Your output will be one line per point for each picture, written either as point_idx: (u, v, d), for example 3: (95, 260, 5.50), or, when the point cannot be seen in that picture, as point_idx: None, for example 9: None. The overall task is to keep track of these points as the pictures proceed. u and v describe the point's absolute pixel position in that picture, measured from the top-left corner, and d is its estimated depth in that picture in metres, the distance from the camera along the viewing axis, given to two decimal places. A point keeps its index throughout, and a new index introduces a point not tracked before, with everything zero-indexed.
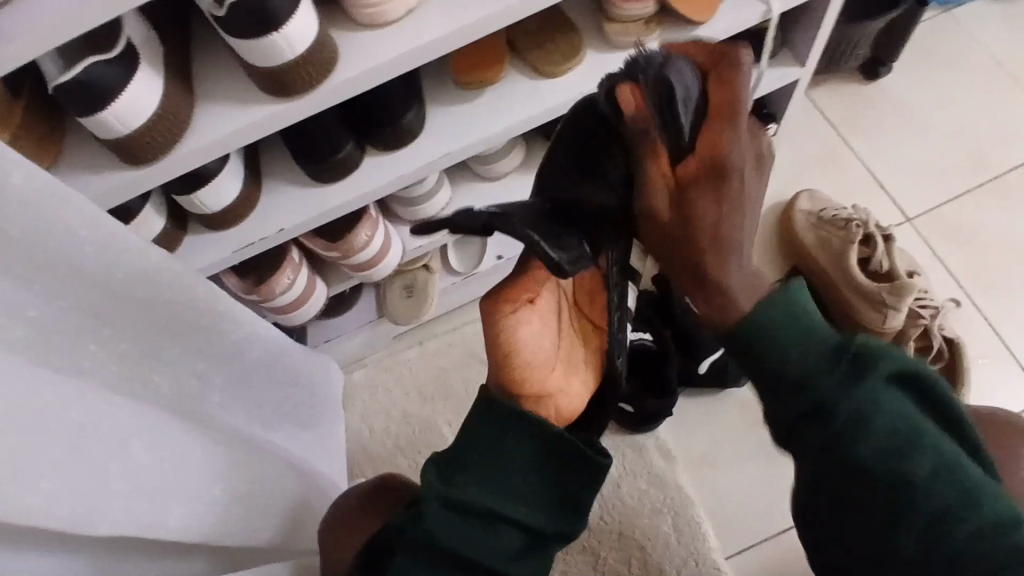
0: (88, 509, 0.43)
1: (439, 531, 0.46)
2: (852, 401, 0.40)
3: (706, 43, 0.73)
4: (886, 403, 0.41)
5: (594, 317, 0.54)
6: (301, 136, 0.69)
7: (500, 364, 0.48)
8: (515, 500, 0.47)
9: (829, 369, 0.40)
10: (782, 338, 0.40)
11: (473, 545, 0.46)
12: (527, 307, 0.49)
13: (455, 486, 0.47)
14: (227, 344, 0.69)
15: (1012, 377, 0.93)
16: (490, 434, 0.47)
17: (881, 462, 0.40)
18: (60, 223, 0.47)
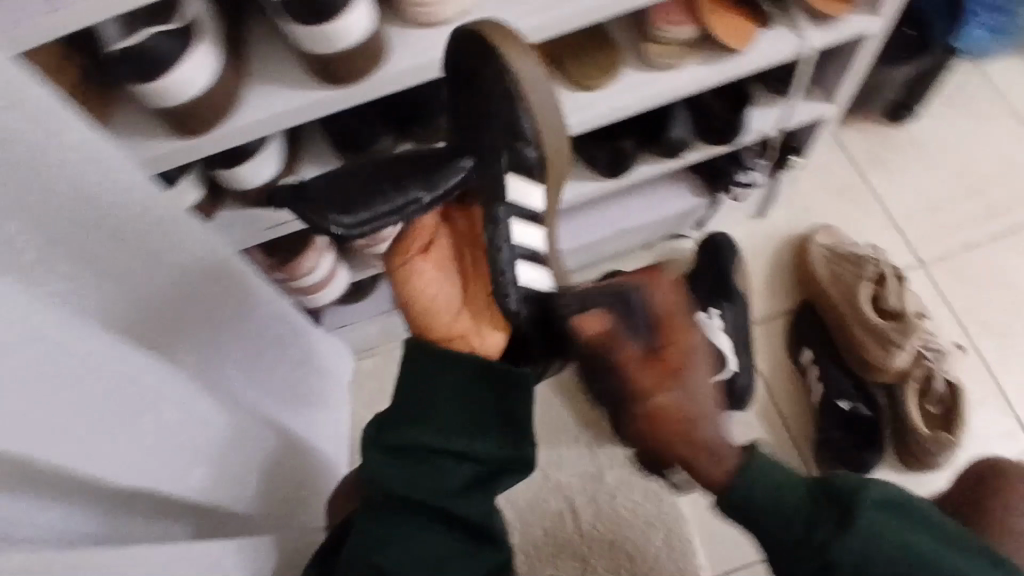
0: (115, 461, 0.45)
1: (386, 477, 0.52)
2: (852, 526, 0.49)
3: (740, 73, 0.75)
4: (884, 528, 0.49)
5: (684, 353, 0.53)
6: (341, 124, 0.71)
7: (411, 318, 0.56)
8: (448, 438, 0.53)
9: (823, 522, 0.50)
10: (765, 492, 0.51)
11: (414, 485, 0.52)
12: (413, 260, 0.55)
13: (394, 436, 0.53)
14: (251, 319, 0.71)
15: (1010, 427, 0.94)
16: (420, 388, 0.54)
17: (871, 521, 0.49)
18: (111, 185, 0.50)
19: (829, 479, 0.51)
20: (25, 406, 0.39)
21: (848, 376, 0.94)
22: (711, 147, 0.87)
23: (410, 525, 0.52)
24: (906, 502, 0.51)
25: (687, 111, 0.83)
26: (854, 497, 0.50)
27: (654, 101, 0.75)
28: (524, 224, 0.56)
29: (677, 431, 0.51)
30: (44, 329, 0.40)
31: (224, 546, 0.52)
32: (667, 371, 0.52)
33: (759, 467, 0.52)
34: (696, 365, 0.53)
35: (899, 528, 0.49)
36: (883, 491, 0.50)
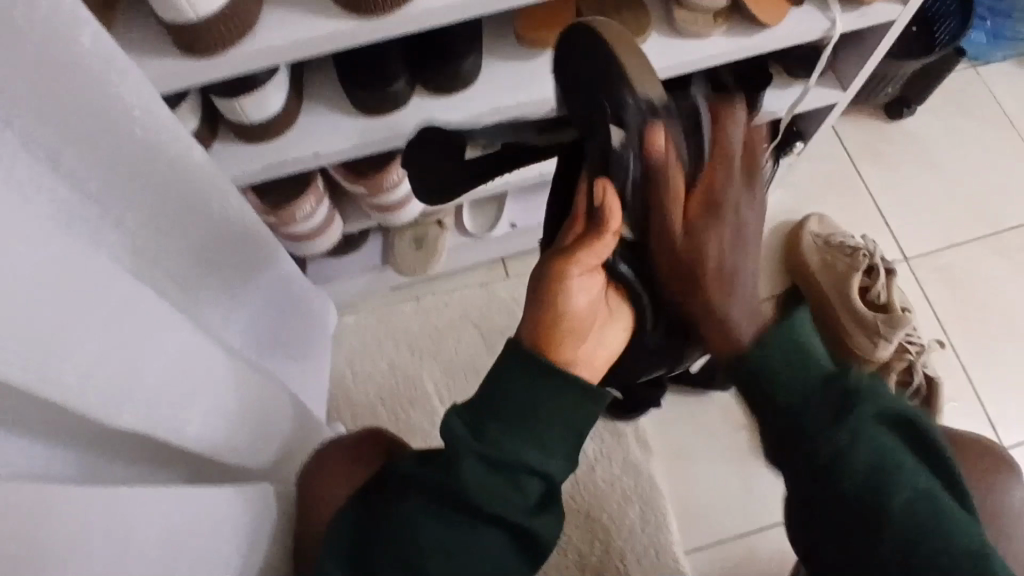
0: (118, 394, 0.41)
1: (476, 492, 0.42)
2: (856, 455, 0.36)
3: (765, 49, 0.74)
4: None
5: (723, 180, 0.43)
6: (357, 63, 0.67)
7: (535, 333, 0.44)
8: (545, 451, 0.43)
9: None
10: (794, 389, 0.38)
11: (502, 502, 0.43)
12: (578, 260, 0.43)
13: (489, 440, 0.43)
14: (245, 262, 0.67)
15: (977, 422, 0.97)
16: (525, 381, 0.43)
17: (928, 482, 0.36)
18: (116, 98, 0.46)
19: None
20: (33, 323, 0.34)
21: None
22: (724, 123, 0.85)
23: (470, 546, 0.43)
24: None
25: (706, 84, 0.81)
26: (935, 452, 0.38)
27: (676, 69, 0.73)
28: (570, 125, 0.54)
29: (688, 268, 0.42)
30: (48, 243, 0.36)
31: (218, 493, 0.49)
32: (690, 253, 0.42)
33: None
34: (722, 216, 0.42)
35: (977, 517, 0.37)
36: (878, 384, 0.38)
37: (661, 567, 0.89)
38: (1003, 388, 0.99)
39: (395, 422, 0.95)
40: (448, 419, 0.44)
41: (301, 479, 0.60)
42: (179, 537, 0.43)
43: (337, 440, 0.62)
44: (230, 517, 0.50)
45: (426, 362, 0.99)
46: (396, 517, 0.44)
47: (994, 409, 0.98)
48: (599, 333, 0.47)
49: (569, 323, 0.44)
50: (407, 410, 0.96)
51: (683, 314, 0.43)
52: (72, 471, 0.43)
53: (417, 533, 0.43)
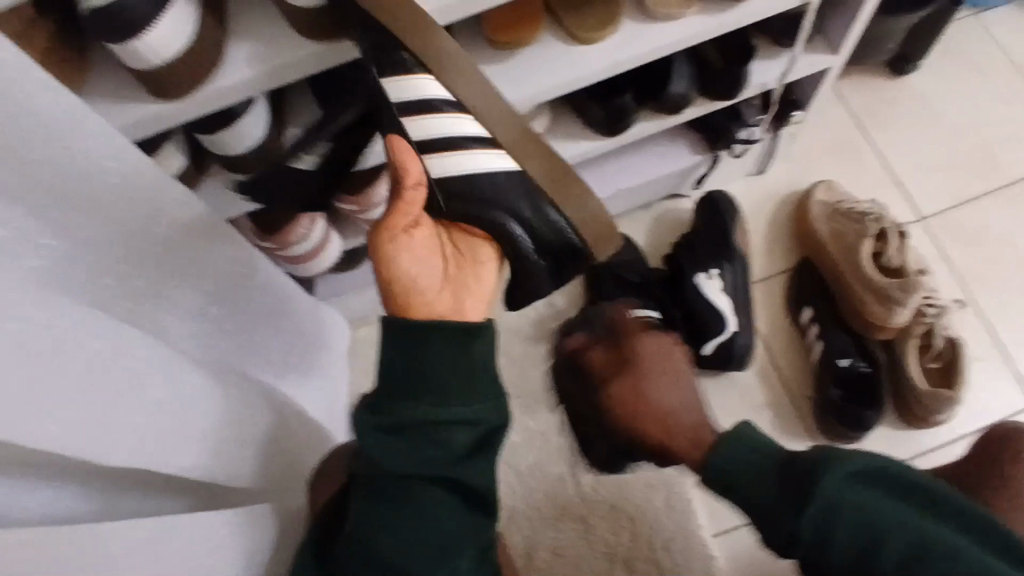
0: (102, 440, 0.43)
1: (391, 464, 0.46)
2: (809, 508, 0.47)
3: (743, 22, 0.72)
4: (838, 499, 0.47)
5: (625, 393, 0.58)
6: (326, 84, 0.70)
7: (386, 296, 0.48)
8: (436, 402, 0.46)
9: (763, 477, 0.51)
10: (726, 477, 0.52)
11: (416, 464, 0.46)
12: (392, 228, 0.47)
13: (389, 412, 0.47)
14: (241, 291, 0.70)
15: (1008, 382, 0.94)
16: (402, 347, 0.47)
17: (882, 548, 0.45)
18: (87, 152, 0.48)
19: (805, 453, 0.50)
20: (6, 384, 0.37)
21: (849, 333, 0.93)
22: (711, 102, 0.84)
23: (413, 514, 0.46)
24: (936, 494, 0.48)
25: (687, 62, 0.80)
26: (913, 492, 0.48)
27: (650, 56, 0.72)
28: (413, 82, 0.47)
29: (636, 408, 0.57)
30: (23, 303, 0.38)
31: (219, 519, 0.51)
32: (618, 406, 0.58)
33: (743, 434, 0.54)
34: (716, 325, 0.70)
35: (911, 522, 0.46)
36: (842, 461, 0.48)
37: (687, 552, 0.89)
38: None
39: None
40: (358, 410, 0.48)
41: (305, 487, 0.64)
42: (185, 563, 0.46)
43: (340, 447, 0.64)
44: (229, 542, 0.52)
45: None
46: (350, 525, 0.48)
47: None
48: (471, 276, 0.50)
49: (409, 280, 0.48)
50: None
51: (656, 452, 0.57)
52: (83, 508, 0.46)
53: (360, 521, 0.47)
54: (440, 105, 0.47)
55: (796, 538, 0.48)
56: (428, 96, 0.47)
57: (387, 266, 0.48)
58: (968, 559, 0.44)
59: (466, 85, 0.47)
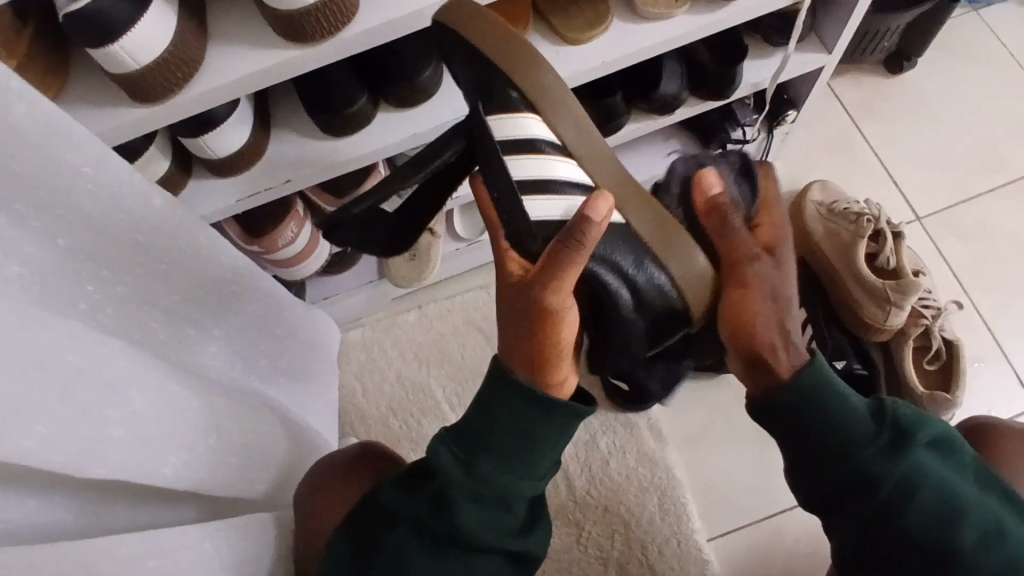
0: (83, 453, 0.43)
1: (467, 519, 0.49)
2: (892, 471, 0.51)
3: (732, 22, 0.71)
4: (930, 469, 0.51)
5: (741, 299, 0.54)
6: (315, 86, 0.68)
7: (524, 343, 0.50)
8: (519, 471, 0.50)
9: (872, 444, 0.51)
10: (812, 419, 0.52)
11: (487, 521, 0.49)
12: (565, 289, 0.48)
13: (477, 473, 0.49)
14: (226, 294, 0.69)
15: (1007, 382, 0.93)
16: (500, 413, 0.50)
17: (927, 504, 0.50)
18: (63, 160, 0.47)
19: (887, 404, 0.53)
20: None
21: (845, 335, 0.92)
22: (703, 102, 0.83)
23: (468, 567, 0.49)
24: (950, 439, 0.54)
25: (677, 62, 0.80)
26: (912, 431, 0.52)
27: (639, 56, 0.71)
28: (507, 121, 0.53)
29: (742, 331, 0.54)
30: None
31: (204, 532, 0.50)
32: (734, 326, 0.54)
33: (823, 377, 0.53)
34: (777, 259, 0.56)
35: (942, 478, 0.51)
36: (909, 409, 0.53)
37: (683, 556, 0.88)
38: None
39: (407, 432, 0.96)
40: (436, 451, 0.51)
41: (299, 491, 0.63)
42: None
43: (330, 456, 0.66)
44: (217, 554, 0.51)
45: (433, 370, 1.00)
46: (379, 543, 0.50)
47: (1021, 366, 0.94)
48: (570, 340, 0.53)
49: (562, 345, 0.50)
50: (417, 419, 0.97)
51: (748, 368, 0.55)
52: (63, 522, 0.45)
53: (398, 550, 0.49)
54: (546, 146, 0.54)
55: (882, 501, 0.51)
56: (535, 136, 0.54)
57: (552, 322, 0.49)
58: (1008, 528, 0.50)
59: (569, 125, 0.54)
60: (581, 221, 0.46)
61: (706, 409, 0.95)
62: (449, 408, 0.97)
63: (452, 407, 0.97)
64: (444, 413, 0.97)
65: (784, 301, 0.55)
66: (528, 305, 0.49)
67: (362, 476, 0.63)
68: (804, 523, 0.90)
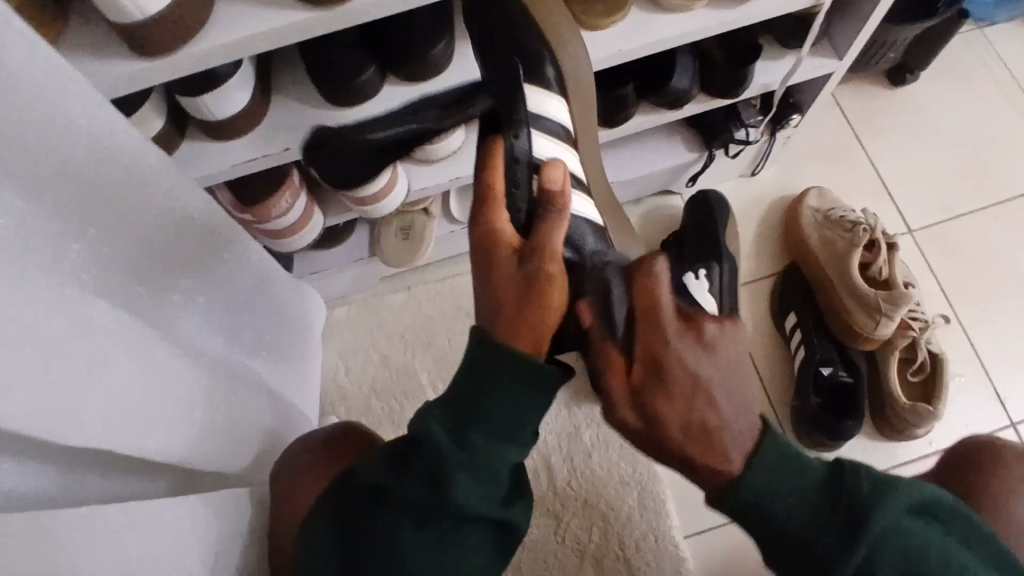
0: (66, 420, 0.40)
1: (460, 492, 0.45)
2: (855, 559, 0.41)
3: (750, 20, 0.70)
4: (906, 538, 0.42)
5: (654, 340, 0.44)
6: (320, 53, 0.65)
7: (530, 331, 0.44)
8: (509, 441, 0.46)
9: (825, 528, 0.42)
10: (764, 497, 0.43)
11: (482, 499, 0.46)
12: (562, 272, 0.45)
13: (469, 443, 0.45)
14: (216, 262, 0.66)
15: (984, 398, 0.94)
16: (489, 381, 0.44)
17: None
18: (58, 109, 0.44)
19: (845, 470, 0.44)
20: None
21: (832, 343, 0.93)
22: (712, 100, 0.83)
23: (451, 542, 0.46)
24: (933, 502, 0.44)
25: (690, 58, 0.78)
26: (871, 503, 0.42)
27: (655, 47, 0.70)
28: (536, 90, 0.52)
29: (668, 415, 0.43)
30: None
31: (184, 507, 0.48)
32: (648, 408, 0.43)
33: (779, 447, 0.44)
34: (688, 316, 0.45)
35: (925, 550, 0.42)
36: (866, 468, 0.44)
37: (658, 552, 0.88)
38: (1010, 362, 0.96)
39: (389, 414, 0.95)
40: (428, 425, 0.46)
41: (274, 470, 0.59)
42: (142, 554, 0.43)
43: (312, 434, 0.61)
44: (196, 530, 0.49)
45: (419, 353, 0.98)
46: (369, 517, 0.47)
47: (1000, 384, 0.95)
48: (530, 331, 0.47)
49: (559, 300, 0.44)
50: (400, 401, 0.95)
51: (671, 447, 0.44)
52: (39, 489, 0.43)
53: (388, 525, 0.46)
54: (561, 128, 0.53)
55: None
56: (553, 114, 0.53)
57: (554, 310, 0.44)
58: None
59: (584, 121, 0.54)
60: (552, 192, 0.46)
61: None
62: (433, 392, 0.96)
63: (436, 391, 0.96)
64: (427, 398, 0.95)
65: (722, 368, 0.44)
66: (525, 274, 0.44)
67: (339, 460, 0.57)
68: None
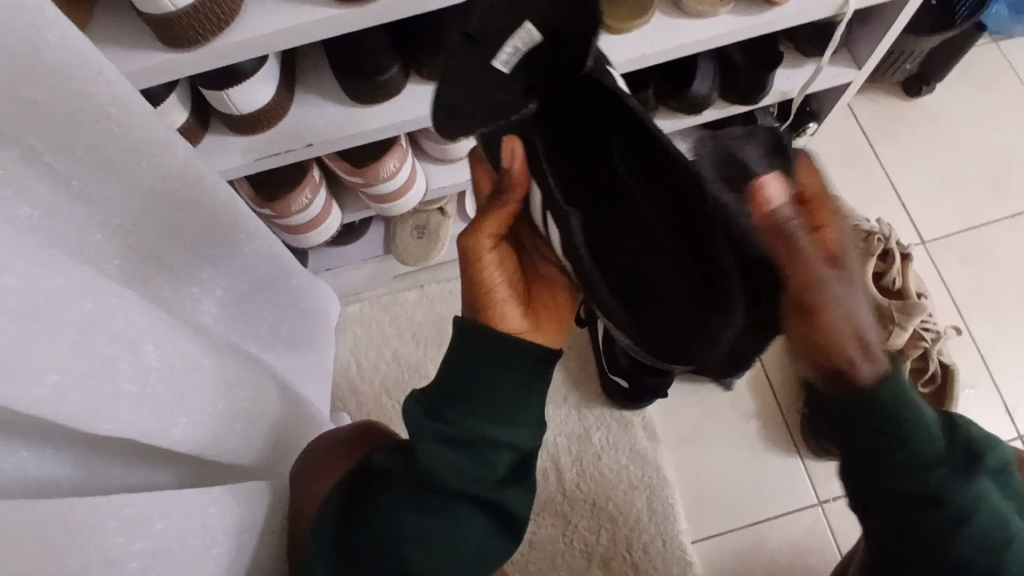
0: (90, 408, 0.40)
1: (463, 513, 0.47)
2: (958, 500, 0.44)
3: (774, 26, 0.71)
4: (992, 499, 0.45)
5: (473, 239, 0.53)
6: (344, 49, 0.66)
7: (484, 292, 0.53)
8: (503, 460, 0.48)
9: (939, 463, 0.44)
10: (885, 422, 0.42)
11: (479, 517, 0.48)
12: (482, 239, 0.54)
13: (447, 421, 0.47)
14: (235, 254, 0.66)
15: (995, 410, 0.94)
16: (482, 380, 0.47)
17: (983, 544, 0.44)
18: (88, 96, 0.45)
19: (955, 423, 0.46)
20: None
21: None
22: (731, 106, 0.83)
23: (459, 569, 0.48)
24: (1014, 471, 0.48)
25: (711, 64, 0.79)
26: (979, 455, 0.45)
27: (679, 51, 0.70)
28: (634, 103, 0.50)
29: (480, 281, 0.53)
30: (7, 259, 0.36)
31: (209, 496, 0.48)
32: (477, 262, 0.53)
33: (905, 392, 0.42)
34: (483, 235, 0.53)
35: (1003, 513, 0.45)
36: (976, 429, 0.47)
37: (667, 555, 0.88)
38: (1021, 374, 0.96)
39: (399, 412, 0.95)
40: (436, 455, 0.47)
41: (292, 470, 0.59)
42: (166, 545, 0.43)
43: (330, 433, 0.61)
44: (219, 519, 0.49)
45: (430, 351, 0.98)
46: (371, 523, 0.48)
47: (1010, 396, 0.95)
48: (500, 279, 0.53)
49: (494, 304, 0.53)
50: None
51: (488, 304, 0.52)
52: (64, 478, 0.43)
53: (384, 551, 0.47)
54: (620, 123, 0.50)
55: (933, 529, 0.44)
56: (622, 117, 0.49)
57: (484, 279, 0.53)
58: None
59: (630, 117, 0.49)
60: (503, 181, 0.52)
61: (701, 413, 0.95)
62: None
63: None
64: None
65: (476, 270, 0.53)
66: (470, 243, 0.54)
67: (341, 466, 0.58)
68: (787, 533, 0.91)
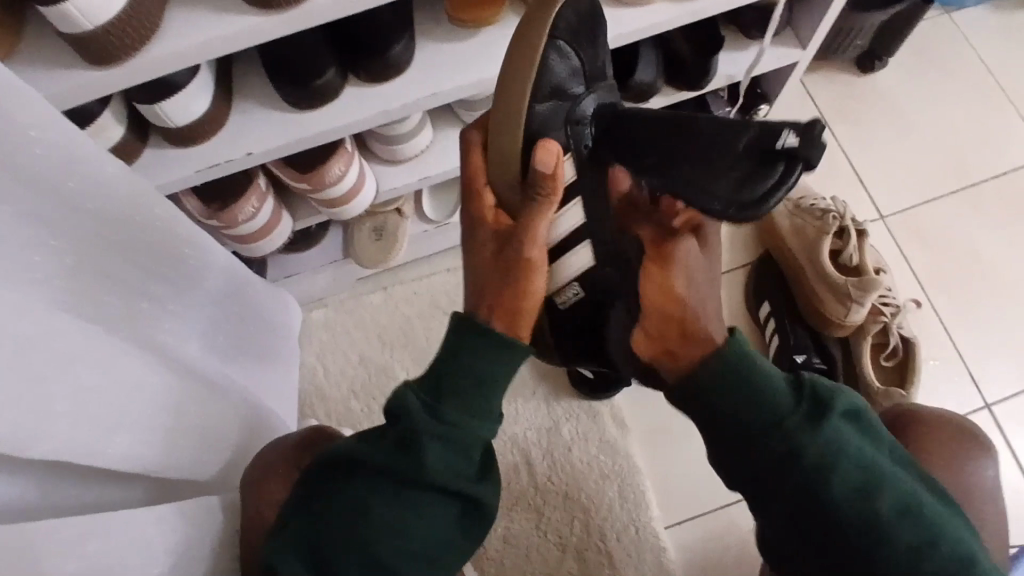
0: (22, 430, 0.40)
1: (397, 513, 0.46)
2: (809, 453, 0.49)
3: (709, 11, 0.71)
4: (849, 440, 0.49)
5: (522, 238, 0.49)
6: (279, 56, 0.65)
7: (507, 291, 0.49)
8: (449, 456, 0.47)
9: (788, 422, 0.50)
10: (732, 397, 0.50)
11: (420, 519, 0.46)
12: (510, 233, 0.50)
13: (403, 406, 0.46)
14: (180, 268, 0.66)
15: (957, 381, 0.96)
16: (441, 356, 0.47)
17: (846, 488, 0.48)
18: (7, 121, 0.44)
19: (804, 380, 0.52)
20: None
21: (805, 329, 0.94)
22: (679, 92, 0.83)
23: None
24: (868, 413, 0.53)
25: (653, 52, 0.79)
26: (825, 404, 0.50)
27: (617, 41, 0.70)
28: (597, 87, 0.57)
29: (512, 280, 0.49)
30: None
31: (151, 517, 0.48)
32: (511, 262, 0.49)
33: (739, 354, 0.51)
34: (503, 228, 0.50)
35: (857, 452, 0.49)
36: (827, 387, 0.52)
37: (640, 542, 0.89)
38: (982, 342, 0.97)
39: (368, 415, 0.95)
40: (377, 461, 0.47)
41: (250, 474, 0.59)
42: (106, 567, 0.43)
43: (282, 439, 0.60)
44: (163, 538, 0.49)
45: (396, 353, 0.98)
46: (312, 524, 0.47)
47: (974, 365, 0.96)
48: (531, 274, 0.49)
49: (521, 306, 0.49)
50: (380, 401, 0.95)
51: (509, 305, 0.49)
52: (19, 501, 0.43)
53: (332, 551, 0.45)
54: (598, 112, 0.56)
55: (800, 480, 0.49)
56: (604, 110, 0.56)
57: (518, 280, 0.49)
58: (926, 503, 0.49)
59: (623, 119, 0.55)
60: (545, 177, 0.48)
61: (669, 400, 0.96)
62: None
63: None
64: None
65: (501, 269, 0.49)
66: (503, 257, 0.50)
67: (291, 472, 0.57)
68: None
